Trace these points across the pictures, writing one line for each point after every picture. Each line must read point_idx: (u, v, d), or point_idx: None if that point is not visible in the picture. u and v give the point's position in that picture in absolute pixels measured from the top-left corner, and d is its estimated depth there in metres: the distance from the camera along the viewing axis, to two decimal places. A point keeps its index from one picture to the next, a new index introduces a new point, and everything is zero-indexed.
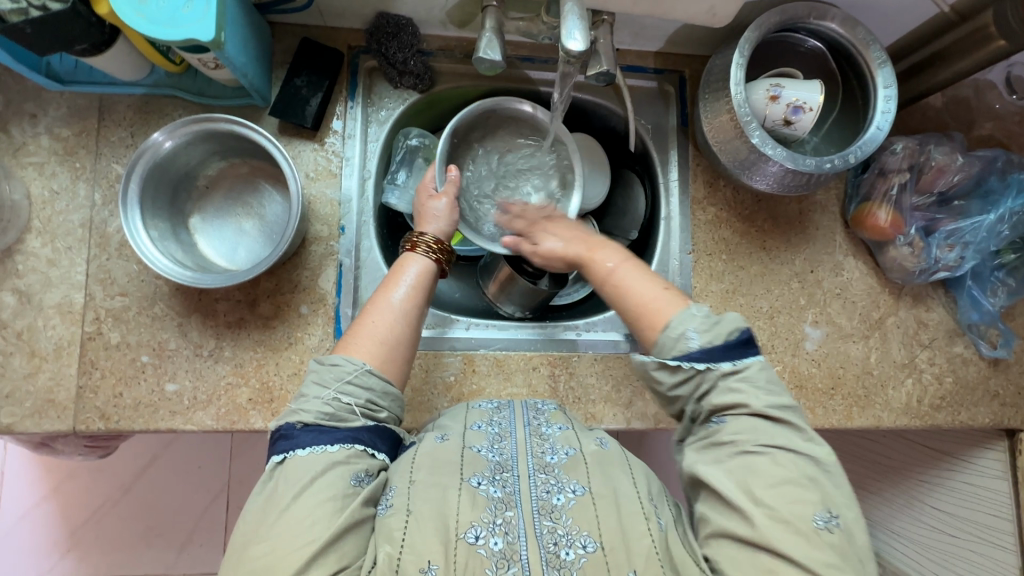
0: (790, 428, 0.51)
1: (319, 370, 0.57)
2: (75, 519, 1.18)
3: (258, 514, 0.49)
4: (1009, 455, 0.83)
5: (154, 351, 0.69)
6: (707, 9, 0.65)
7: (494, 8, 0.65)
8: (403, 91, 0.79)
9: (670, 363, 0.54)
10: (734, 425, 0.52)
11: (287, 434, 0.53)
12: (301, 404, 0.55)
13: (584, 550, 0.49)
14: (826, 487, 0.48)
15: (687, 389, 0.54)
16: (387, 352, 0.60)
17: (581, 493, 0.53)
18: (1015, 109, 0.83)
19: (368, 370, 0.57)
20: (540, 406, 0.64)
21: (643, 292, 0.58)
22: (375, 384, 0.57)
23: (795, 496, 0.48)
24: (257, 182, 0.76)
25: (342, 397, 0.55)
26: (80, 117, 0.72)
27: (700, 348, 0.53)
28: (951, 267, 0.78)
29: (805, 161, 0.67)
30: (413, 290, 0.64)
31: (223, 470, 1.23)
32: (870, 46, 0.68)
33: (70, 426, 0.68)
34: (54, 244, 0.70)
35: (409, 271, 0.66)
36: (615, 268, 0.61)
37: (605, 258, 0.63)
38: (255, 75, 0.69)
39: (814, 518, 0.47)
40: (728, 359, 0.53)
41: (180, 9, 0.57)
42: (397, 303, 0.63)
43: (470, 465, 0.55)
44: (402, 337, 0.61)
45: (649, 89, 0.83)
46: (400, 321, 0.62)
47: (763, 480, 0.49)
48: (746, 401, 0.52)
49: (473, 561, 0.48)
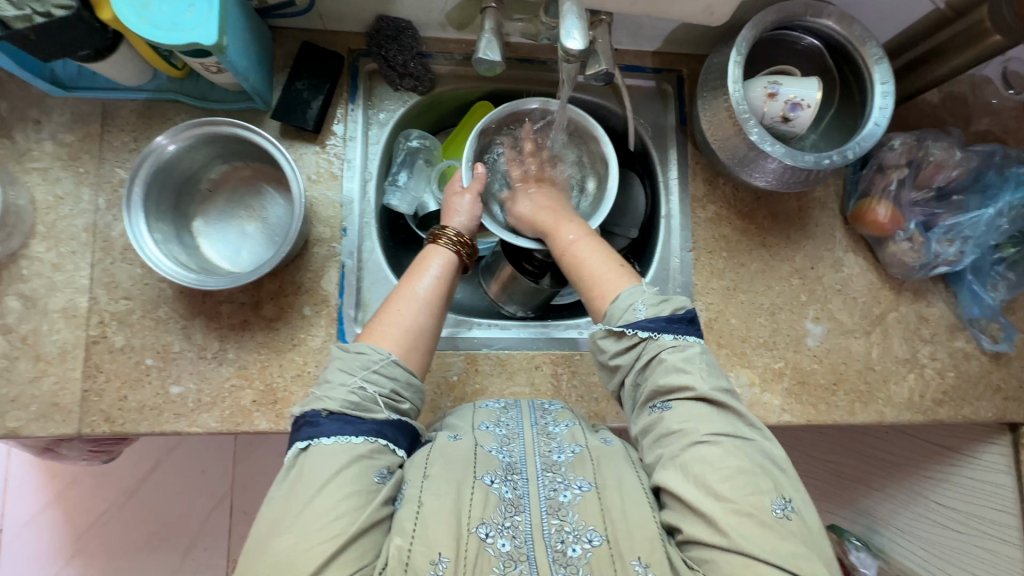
0: (730, 414, 0.54)
1: (345, 358, 0.58)
2: (80, 524, 1.18)
3: (279, 506, 0.49)
4: (1012, 449, 0.83)
5: (158, 354, 0.70)
6: (705, 8, 0.65)
7: (493, 9, 0.65)
8: (403, 94, 0.79)
9: (615, 329, 0.59)
10: (679, 411, 0.54)
11: (312, 422, 0.54)
12: (324, 391, 0.56)
13: (590, 544, 0.49)
14: (775, 474, 0.51)
15: (630, 358, 0.58)
16: (410, 340, 0.61)
17: (587, 489, 0.53)
18: (1012, 104, 0.84)
19: (393, 360, 0.58)
20: (547, 406, 0.64)
21: (596, 266, 0.65)
22: (400, 375, 0.58)
23: (752, 487, 0.49)
24: (260, 185, 0.77)
25: (367, 387, 0.56)
26: (84, 122, 0.72)
27: (647, 319, 0.58)
28: (951, 262, 0.78)
29: (804, 157, 0.67)
30: (438, 281, 0.65)
31: (227, 474, 1.23)
32: (867, 43, 0.69)
33: (76, 430, 0.68)
34: (59, 248, 0.70)
35: (433, 263, 0.66)
36: (575, 240, 0.68)
37: (568, 231, 0.69)
38: (257, 79, 0.70)
39: (773, 505, 0.49)
40: (670, 331, 0.58)
41: (183, 14, 0.57)
42: (423, 293, 0.63)
43: (482, 463, 0.55)
44: (425, 328, 0.62)
45: (648, 89, 0.84)
46: (427, 310, 0.63)
47: (720, 473, 0.50)
48: (692, 383, 0.54)
49: (484, 556, 0.48)
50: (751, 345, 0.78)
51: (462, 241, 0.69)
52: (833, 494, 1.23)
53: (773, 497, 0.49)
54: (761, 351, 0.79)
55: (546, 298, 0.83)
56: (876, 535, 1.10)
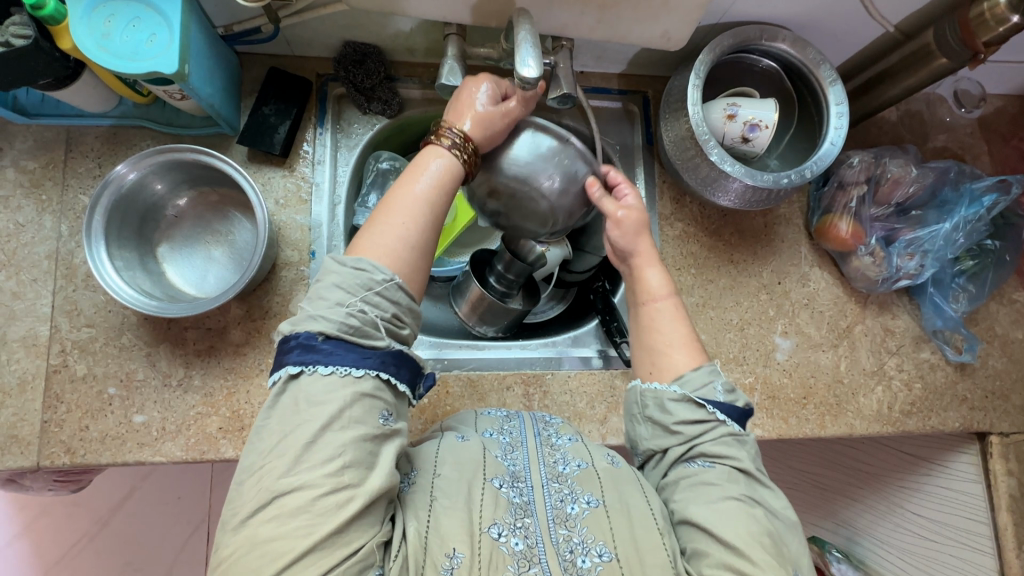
0: (766, 489, 0.55)
1: (342, 274, 0.52)
2: (49, 558, 1.14)
3: (274, 447, 0.46)
4: (981, 459, 0.85)
5: (121, 382, 0.68)
6: (662, 33, 0.67)
7: (456, 36, 0.67)
8: (372, 117, 0.80)
9: (695, 399, 0.57)
10: (724, 469, 0.54)
11: (307, 345, 0.48)
12: (316, 310, 0.50)
13: (599, 559, 0.49)
14: (792, 549, 0.52)
15: (695, 429, 0.56)
16: (413, 263, 0.55)
17: (595, 505, 0.53)
18: (965, 121, 0.87)
19: (397, 284, 0.53)
20: (549, 419, 0.65)
21: (665, 330, 0.62)
22: (402, 299, 0.53)
23: (777, 549, 0.50)
24: (226, 209, 0.76)
25: (367, 309, 0.51)
26: (47, 149, 0.72)
27: (725, 403, 0.57)
28: (912, 275, 0.80)
29: (763, 177, 0.69)
30: (437, 190, 0.57)
31: (204, 500, 1.20)
32: (821, 66, 0.71)
33: (35, 462, 0.66)
34: (19, 276, 0.69)
35: (432, 167, 0.58)
36: (657, 298, 0.64)
37: (652, 282, 0.65)
38: (222, 104, 0.70)
39: (792, 573, 0.50)
40: (737, 423, 0.57)
41: (143, 43, 0.58)
42: (423, 206, 0.56)
43: (491, 467, 0.54)
44: (425, 242, 0.56)
45: (614, 109, 0.86)
46: (427, 222, 0.56)
47: (749, 527, 0.50)
48: (740, 456, 0.55)
49: (496, 555, 0.47)
50: (721, 360, 0.79)
51: (466, 145, 0.58)
52: (814, 506, 1.23)
53: (793, 565, 0.51)
54: (731, 366, 0.79)
55: (518, 316, 0.83)
56: (856, 546, 1.11)
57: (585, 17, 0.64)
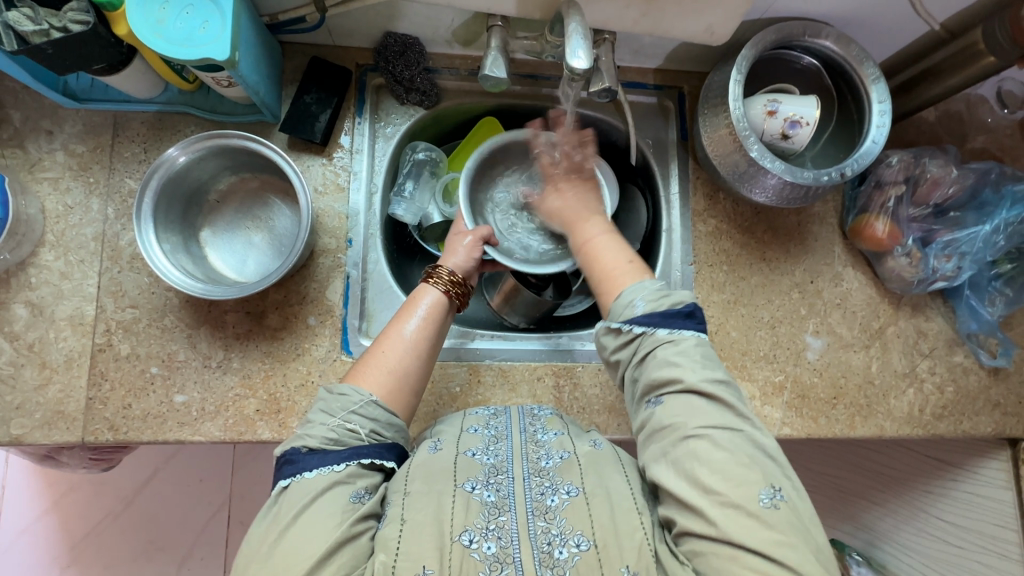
0: (724, 405, 0.53)
1: (327, 399, 0.57)
2: (76, 533, 1.18)
3: (260, 536, 0.50)
4: (1012, 465, 0.83)
5: (163, 362, 0.70)
6: (706, 28, 0.67)
7: (499, 27, 0.67)
8: (409, 108, 0.81)
9: (615, 326, 0.60)
10: (670, 405, 0.53)
11: (291, 458, 0.54)
12: (305, 429, 0.56)
13: (577, 548, 0.50)
14: (765, 464, 0.50)
15: (628, 353, 0.58)
16: (395, 382, 0.60)
17: (574, 493, 0.53)
18: (1007, 123, 0.85)
19: (374, 402, 0.57)
20: (536, 412, 0.64)
21: (610, 260, 0.66)
22: (380, 415, 0.57)
23: (739, 474, 0.49)
24: (267, 197, 0.78)
25: (349, 426, 0.55)
26: (95, 133, 0.73)
27: (643, 314, 0.58)
28: (948, 277, 0.79)
29: (803, 174, 0.68)
30: (428, 323, 0.64)
31: (225, 484, 1.23)
32: (864, 62, 0.70)
33: (80, 438, 0.68)
34: (67, 257, 0.71)
35: (422, 301, 0.66)
36: (593, 237, 0.69)
37: (589, 227, 0.70)
38: (267, 93, 0.71)
39: (761, 494, 0.48)
40: (665, 326, 0.57)
41: (197, 30, 0.59)
42: (414, 335, 0.63)
43: (463, 470, 0.55)
44: (410, 373, 0.62)
45: (649, 104, 0.86)
46: (413, 356, 0.62)
47: (706, 466, 0.50)
48: (680, 376, 0.54)
49: (466, 563, 0.48)
50: (751, 358, 0.79)
51: (456, 284, 0.68)
52: (834, 509, 1.23)
53: (764, 485, 0.49)
54: (762, 364, 0.79)
55: (549, 310, 0.85)
56: (877, 550, 1.10)
57: (629, 11, 0.64)
